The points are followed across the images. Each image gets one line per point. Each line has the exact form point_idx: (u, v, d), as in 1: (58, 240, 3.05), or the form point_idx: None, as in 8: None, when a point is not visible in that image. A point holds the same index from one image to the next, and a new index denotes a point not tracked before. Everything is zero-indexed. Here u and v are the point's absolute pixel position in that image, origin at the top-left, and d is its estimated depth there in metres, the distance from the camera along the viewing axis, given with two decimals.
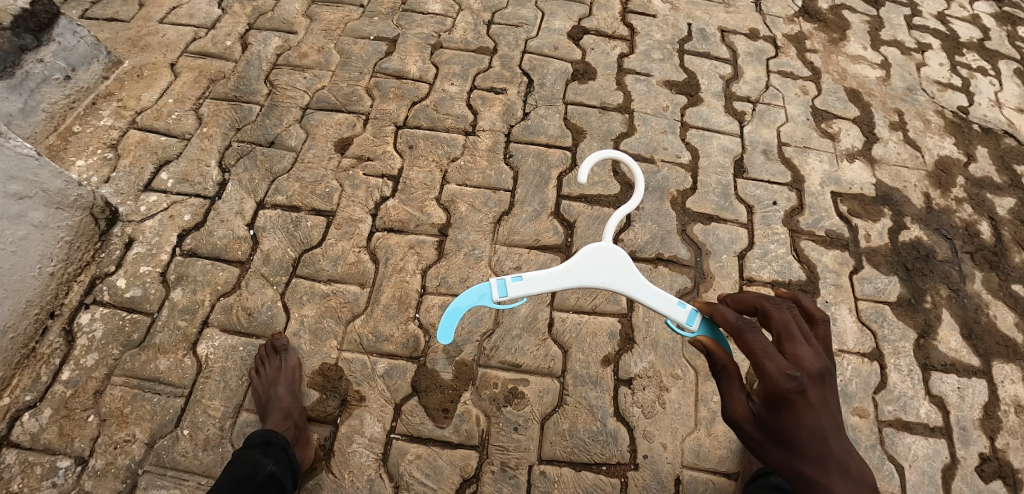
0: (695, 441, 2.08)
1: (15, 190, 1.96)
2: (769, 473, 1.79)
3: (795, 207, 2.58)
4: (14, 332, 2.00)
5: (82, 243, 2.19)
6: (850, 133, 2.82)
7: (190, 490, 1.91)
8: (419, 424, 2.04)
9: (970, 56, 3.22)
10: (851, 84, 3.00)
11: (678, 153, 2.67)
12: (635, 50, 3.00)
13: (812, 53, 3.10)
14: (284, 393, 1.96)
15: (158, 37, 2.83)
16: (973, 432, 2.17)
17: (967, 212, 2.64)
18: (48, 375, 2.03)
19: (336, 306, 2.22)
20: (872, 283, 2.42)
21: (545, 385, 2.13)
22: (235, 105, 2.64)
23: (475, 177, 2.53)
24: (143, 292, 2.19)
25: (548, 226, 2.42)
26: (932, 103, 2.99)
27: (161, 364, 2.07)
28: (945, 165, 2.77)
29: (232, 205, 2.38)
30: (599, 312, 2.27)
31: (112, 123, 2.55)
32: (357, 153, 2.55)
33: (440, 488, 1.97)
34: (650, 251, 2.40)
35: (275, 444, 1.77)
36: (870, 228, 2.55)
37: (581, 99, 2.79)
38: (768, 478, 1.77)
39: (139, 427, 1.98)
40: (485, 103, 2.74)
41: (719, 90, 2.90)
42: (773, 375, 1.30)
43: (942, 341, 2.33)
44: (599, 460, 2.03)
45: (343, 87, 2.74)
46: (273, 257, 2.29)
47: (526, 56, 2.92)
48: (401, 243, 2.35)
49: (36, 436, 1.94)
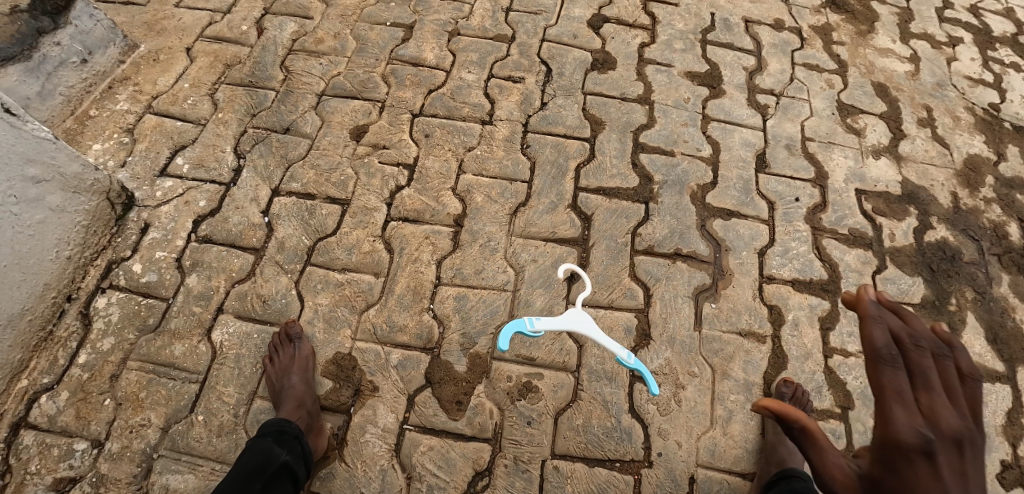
0: (710, 440, 2.05)
1: (33, 174, 1.96)
2: (791, 478, 1.80)
3: (818, 204, 2.53)
4: (31, 314, 2.01)
5: (99, 228, 2.20)
6: (876, 128, 2.76)
7: (204, 475, 1.92)
8: (432, 416, 2.03)
9: (1003, 51, 3.14)
10: (878, 78, 2.92)
11: (699, 146, 2.62)
12: (656, 40, 2.94)
13: (838, 45, 3.02)
14: (297, 382, 1.96)
15: (174, 21, 2.81)
16: (995, 438, 2.13)
17: (996, 213, 2.57)
18: (65, 358, 2.04)
19: (350, 295, 2.21)
20: (895, 284, 2.37)
21: (560, 380, 2.11)
22: (251, 91, 2.62)
23: (492, 167, 2.50)
24: (159, 277, 2.19)
25: (565, 219, 2.39)
26: (962, 99, 2.91)
27: (177, 350, 2.08)
28: (974, 163, 2.70)
29: (247, 192, 2.37)
30: (615, 307, 2.24)
31: (128, 107, 2.54)
32: (373, 142, 2.52)
33: (452, 481, 1.96)
34: (668, 246, 2.36)
35: (288, 433, 1.77)
36: (895, 227, 2.50)
37: (600, 90, 2.75)
38: (791, 483, 1.78)
39: (154, 412, 1.99)
40: (503, 91, 2.70)
41: (742, 82, 2.84)
42: (900, 427, 1.26)
43: (966, 346, 2.28)
44: (613, 457, 2.02)
45: (359, 73, 2.71)
46: (287, 245, 2.28)
47: (545, 44, 2.87)
48: (416, 233, 2.33)
49: (54, 418, 1.96)
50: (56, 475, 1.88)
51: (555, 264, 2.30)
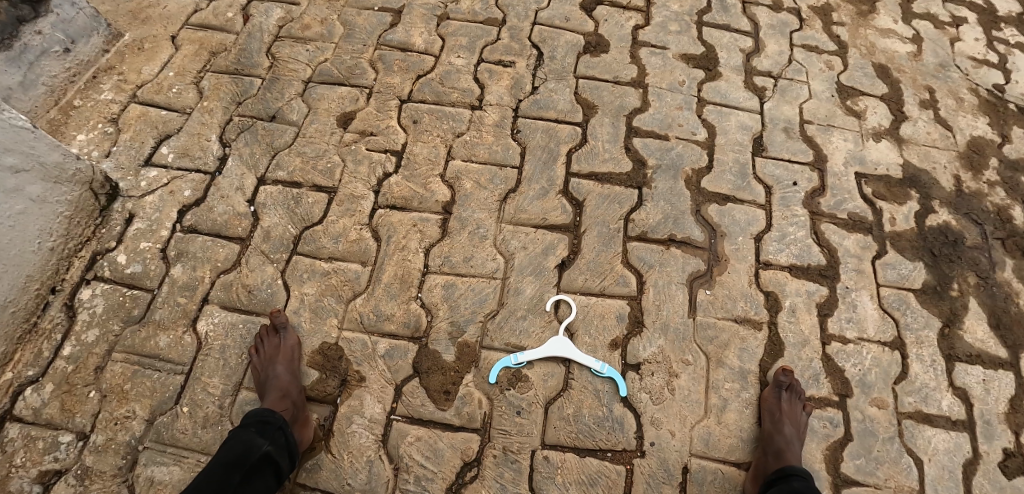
0: (704, 429, 2.01)
1: (12, 163, 1.93)
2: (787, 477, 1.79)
3: (816, 188, 2.47)
4: (15, 306, 1.98)
5: (82, 219, 2.17)
6: (876, 111, 2.69)
7: (189, 467, 1.89)
8: (420, 406, 2.00)
9: (1008, 30, 3.06)
10: (879, 59, 2.85)
11: (694, 130, 2.56)
12: (650, 22, 2.88)
13: (838, 26, 2.95)
14: (282, 372, 1.92)
15: (158, 9, 2.77)
16: (997, 426, 2.07)
17: (1000, 197, 2.51)
18: (49, 350, 2.01)
19: (337, 284, 2.17)
20: (895, 269, 2.31)
21: (550, 369, 2.07)
22: (236, 79, 2.58)
23: (481, 152, 2.45)
24: (144, 268, 2.16)
25: (556, 205, 2.34)
26: (966, 80, 2.84)
27: (162, 341, 2.05)
28: (978, 146, 2.63)
29: (232, 181, 2.33)
30: (608, 295, 2.19)
31: (113, 97, 2.50)
32: (360, 129, 2.48)
33: (440, 471, 1.92)
34: (662, 232, 2.31)
35: (271, 424, 1.73)
36: (896, 211, 2.43)
37: (593, 73, 2.69)
38: (789, 482, 1.78)
39: (139, 404, 1.96)
40: (493, 76, 2.65)
41: (739, 64, 2.77)
42: None
43: (969, 331, 2.22)
44: (604, 447, 1.97)
45: (347, 59, 2.67)
46: (273, 234, 2.24)
47: (536, 27, 2.82)
48: (404, 220, 2.29)
49: (38, 411, 1.93)
50: (41, 468, 1.86)
51: (546, 251, 2.25)
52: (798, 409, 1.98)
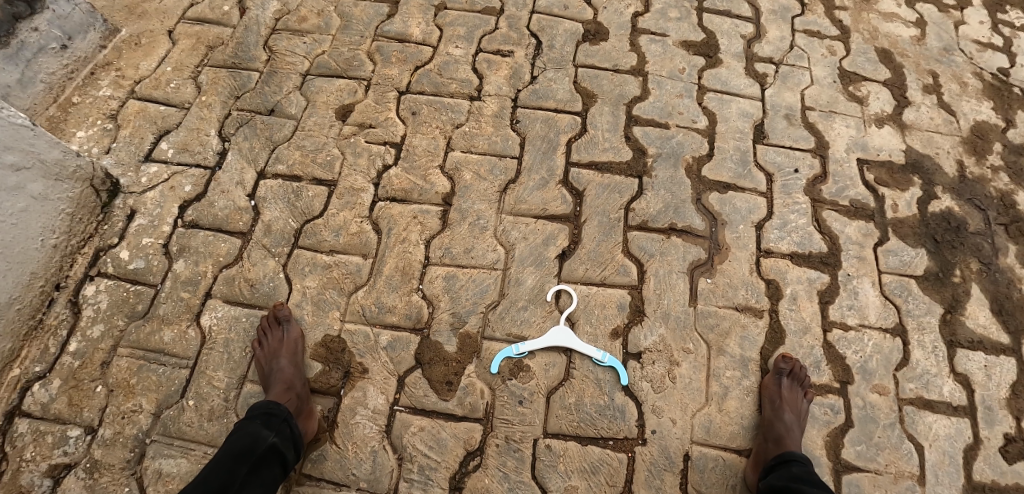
0: (705, 416, 2.02)
1: (12, 161, 1.93)
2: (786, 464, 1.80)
3: (818, 175, 2.46)
4: (20, 304, 2.00)
5: (84, 216, 2.18)
6: (879, 96, 2.67)
7: (196, 459, 1.91)
8: (423, 397, 2.01)
9: (1014, 13, 3.02)
10: (882, 43, 2.83)
11: (694, 118, 2.55)
12: (650, 9, 2.85)
13: (840, 11, 2.92)
14: (285, 365, 1.94)
15: (155, 4, 2.77)
16: (998, 412, 2.08)
17: (1004, 182, 2.49)
18: (56, 346, 2.04)
19: (338, 277, 2.18)
20: (897, 256, 2.31)
21: (551, 359, 2.08)
22: (235, 72, 2.58)
23: (481, 143, 2.45)
24: (146, 264, 2.17)
25: (557, 195, 2.34)
26: (970, 64, 2.81)
27: (166, 336, 2.07)
28: (982, 130, 2.61)
29: (232, 176, 2.34)
30: (608, 284, 2.20)
31: (111, 93, 2.51)
32: (359, 121, 2.48)
33: (444, 461, 1.94)
34: (663, 221, 2.31)
35: (276, 415, 1.75)
36: (898, 197, 2.42)
37: (592, 62, 2.67)
38: (789, 468, 1.78)
39: (145, 398, 1.98)
40: (491, 66, 2.64)
41: (740, 50, 2.75)
42: None
43: (970, 317, 2.22)
44: (606, 435, 1.99)
45: (344, 52, 2.66)
46: (274, 227, 2.25)
47: (534, 16, 2.80)
48: (404, 213, 2.29)
49: (46, 406, 1.96)
50: (51, 461, 1.89)
51: (546, 241, 2.26)
52: (799, 396, 1.99)
